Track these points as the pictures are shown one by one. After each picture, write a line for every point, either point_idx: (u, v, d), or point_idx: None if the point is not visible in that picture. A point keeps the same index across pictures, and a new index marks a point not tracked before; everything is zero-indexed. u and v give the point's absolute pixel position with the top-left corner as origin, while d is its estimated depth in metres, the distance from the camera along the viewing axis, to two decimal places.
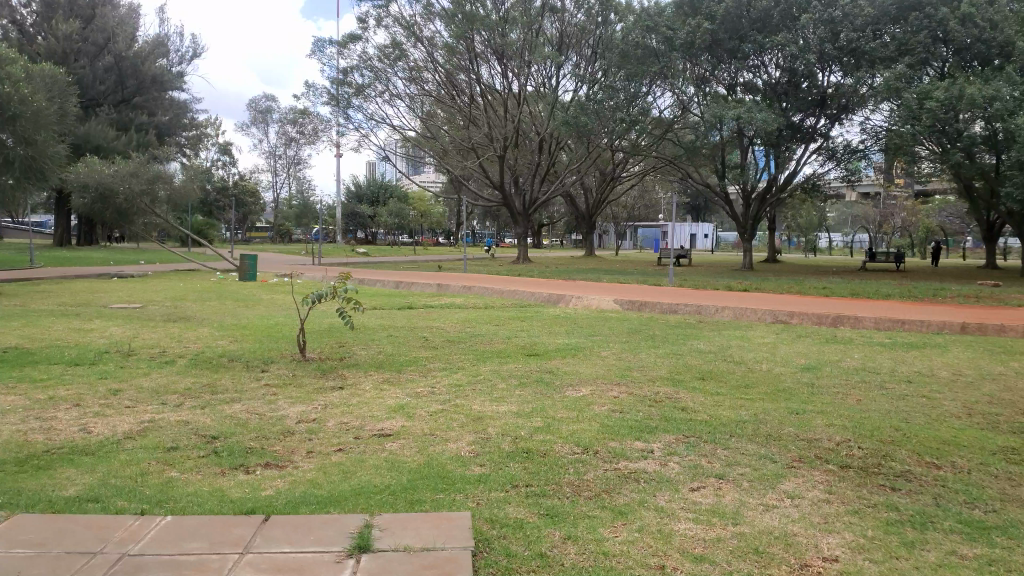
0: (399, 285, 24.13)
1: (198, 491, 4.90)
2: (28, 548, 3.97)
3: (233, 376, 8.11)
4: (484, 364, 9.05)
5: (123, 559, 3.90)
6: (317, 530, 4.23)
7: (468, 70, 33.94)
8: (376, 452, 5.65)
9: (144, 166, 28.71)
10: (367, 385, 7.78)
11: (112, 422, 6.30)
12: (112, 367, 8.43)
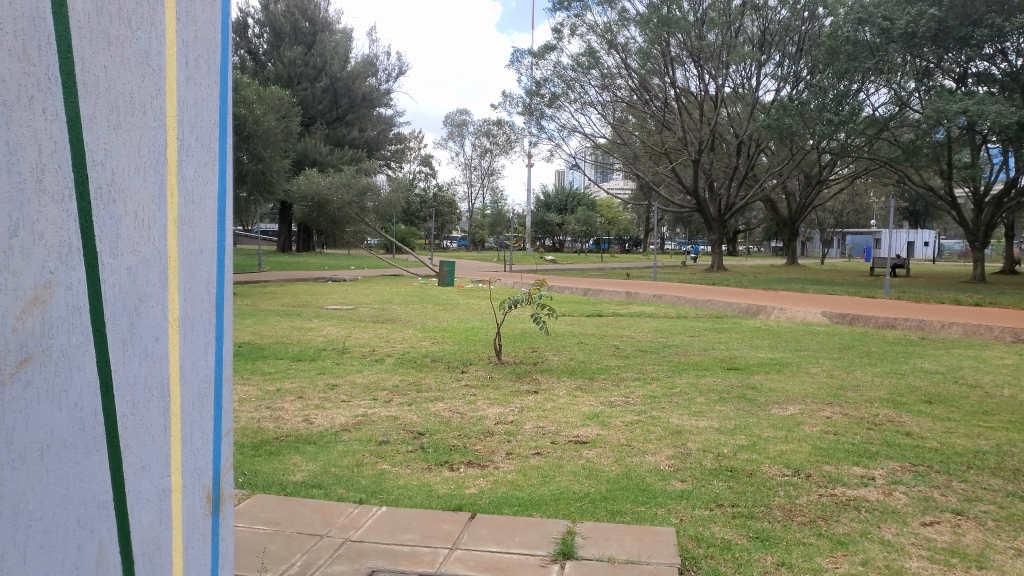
0: (588, 293, 24.26)
1: (408, 484, 5.16)
2: (266, 525, 4.39)
3: (436, 375, 8.53)
4: (681, 375, 8.83)
5: (347, 544, 4.19)
6: (522, 533, 4.30)
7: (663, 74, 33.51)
8: (574, 458, 5.67)
9: (359, 178, 31.14)
10: (562, 391, 7.85)
11: (330, 414, 6.84)
12: (329, 363, 9.18)
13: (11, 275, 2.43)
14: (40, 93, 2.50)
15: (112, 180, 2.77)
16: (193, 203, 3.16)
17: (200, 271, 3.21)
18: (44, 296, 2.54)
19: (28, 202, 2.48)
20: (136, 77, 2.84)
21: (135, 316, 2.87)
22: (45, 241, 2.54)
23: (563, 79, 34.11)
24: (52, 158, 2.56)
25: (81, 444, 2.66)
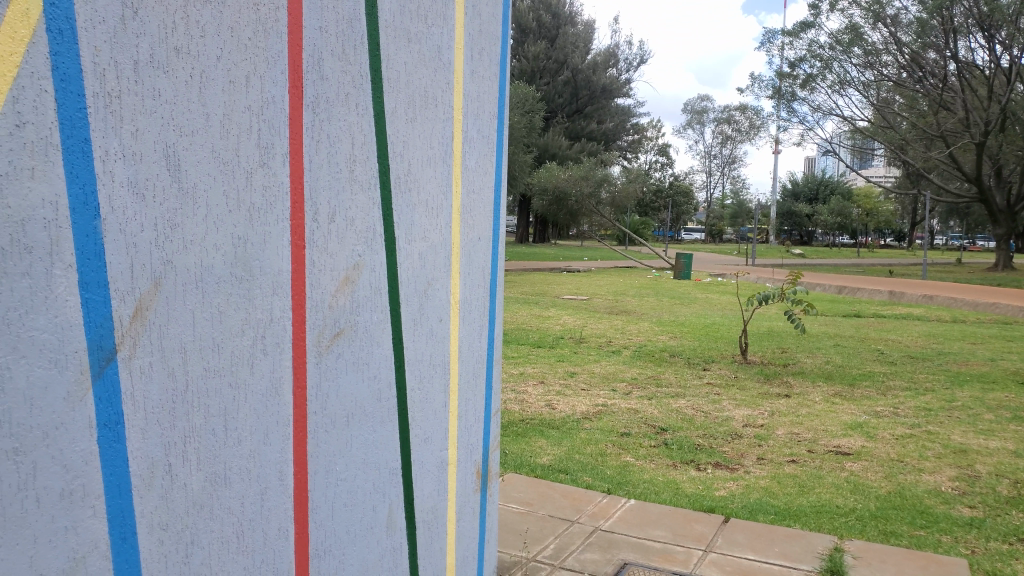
0: (842, 292, 22.42)
1: (654, 479, 5.07)
2: (519, 505, 4.55)
3: (677, 371, 8.35)
4: (960, 388, 7.84)
5: (597, 532, 4.20)
6: (783, 544, 4.02)
7: (940, 47, 29.74)
8: (835, 470, 5.23)
9: (596, 169, 31.29)
10: (817, 396, 7.30)
11: (571, 401, 6.95)
12: (568, 352, 9.36)
13: (329, 257, 2.67)
14: (355, 89, 2.68)
15: (408, 170, 2.97)
16: (473, 192, 3.38)
17: (478, 258, 3.46)
18: (354, 276, 2.77)
19: (343, 189, 2.70)
20: (429, 72, 3.01)
21: (423, 297, 3.11)
22: (355, 227, 2.76)
23: (819, 59, 31.66)
24: (362, 149, 2.75)
25: (376, 413, 2.90)
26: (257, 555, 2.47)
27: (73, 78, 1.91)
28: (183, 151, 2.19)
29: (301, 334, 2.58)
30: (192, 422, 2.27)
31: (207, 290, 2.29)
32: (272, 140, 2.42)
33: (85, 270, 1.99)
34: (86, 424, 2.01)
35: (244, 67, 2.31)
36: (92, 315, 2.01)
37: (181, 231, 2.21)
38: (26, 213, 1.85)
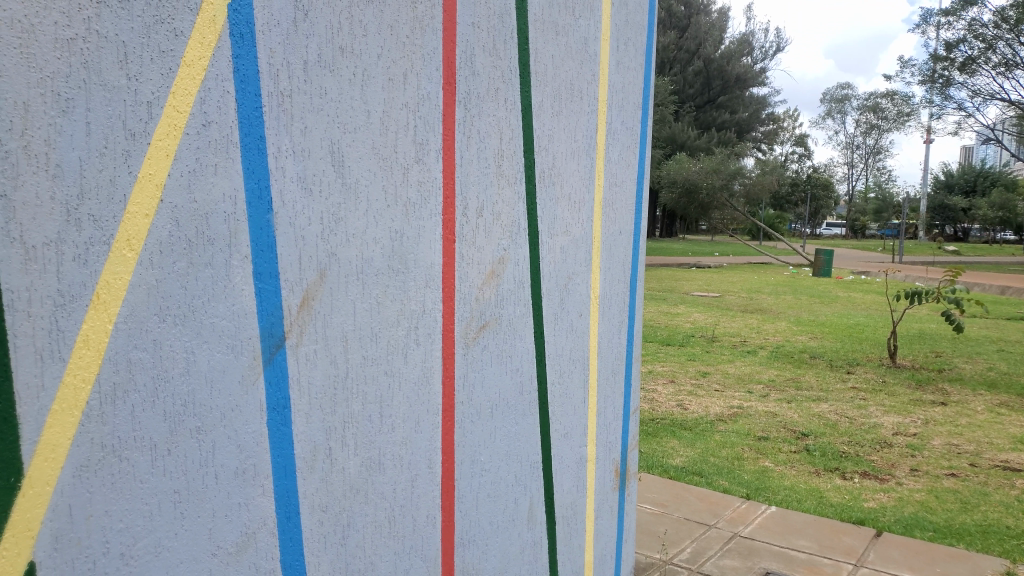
0: (1004, 293, 20.56)
1: (795, 486, 4.83)
2: (654, 506, 4.46)
3: (817, 373, 7.94)
4: None
5: (736, 538, 4.05)
6: (944, 564, 3.72)
7: None
8: (1002, 487, 4.80)
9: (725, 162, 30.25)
10: (980, 406, 6.73)
11: (704, 402, 6.75)
12: (699, 350, 9.11)
13: (477, 250, 2.70)
14: (504, 83, 2.69)
15: (553, 164, 2.96)
16: (616, 184, 3.33)
17: (620, 252, 3.41)
18: (499, 270, 2.79)
19: (492, 183, 2.72)
20: (576, 64, 2.98)
21: (566, 291, 3.10)
22: (501, 221, 2.77)
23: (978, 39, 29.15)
24: (509, 143, 2.76)
25: (519, 405, 2.91)
26: (407, 540, 2.54)
27: (251, 79, 2.03)
28: (346, 147, 2.27)
29: (449, 326, 2.63)
30: (350, 409, 2.36)
31: (365, 282, 2.38)
32: (427, 136, 2.47)
33: (259, 261, 2.11)
34: (257, 407, 2.13)
35: (402, 64, 2.37)
36: (264, 304, 2.13)
37: (344, 225, 2.30)
38: (209, 207, 1.99)
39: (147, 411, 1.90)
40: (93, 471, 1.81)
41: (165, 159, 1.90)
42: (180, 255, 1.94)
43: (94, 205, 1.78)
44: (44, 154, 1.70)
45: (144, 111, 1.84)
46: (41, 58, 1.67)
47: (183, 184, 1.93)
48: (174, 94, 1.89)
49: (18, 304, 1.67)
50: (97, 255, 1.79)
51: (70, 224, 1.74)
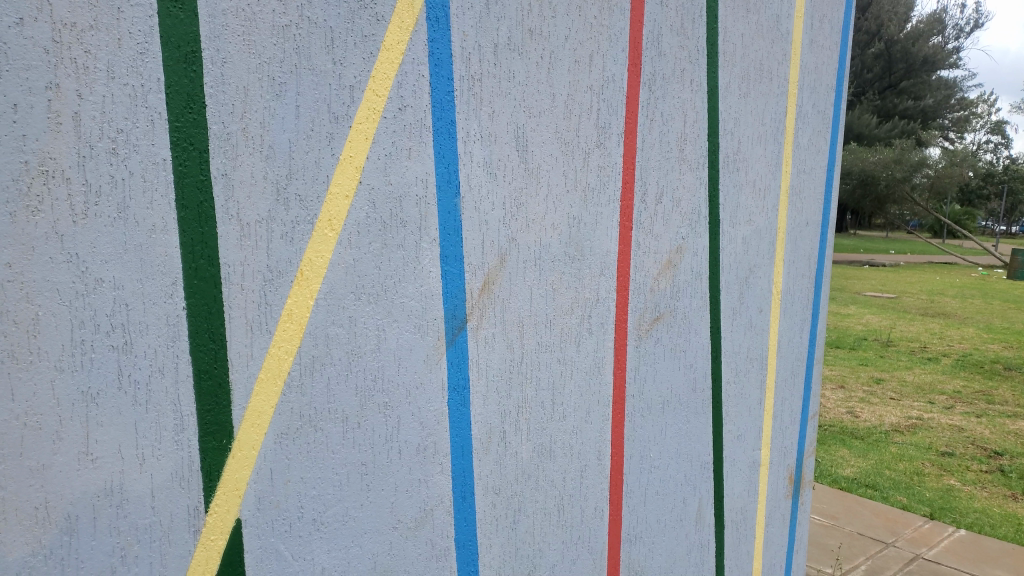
0: None
1: (988, 510, 4.36)
2: (823, 517, 4.19)
3: (1013, 387, 7.14)
4: None
5: (920, 560, 3.71)
6: None
7: None
8: None
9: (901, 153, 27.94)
10: None
11: (878, 411, 6.27)
12: (872, 355, 8.47)
13: (655, 239, 2.60)
14: (690, 64, 2.58)
15: (738, 149, 2.80)
16: (804, 172, 3.12)
17: (804, 245, 3.19)
18: (677, 259, 2.67)
19: (673, 168, 2.60)
20: (766, 43, 2.81)
21: (745, 285, 2.94)
22: (681, 208, 2.66)
23: None
24: (693, 127, 2.63)
25: (692, 403, 2.80)
26: (575, 530, 2.52)
27: (444, 62, 2.06)
28: (531, 132, 2.25)
29: (623, 316, 2.55)
30: (525, 394, 2.36)
31: (544, 268, 2.35)
32: (610, 120, 2.41)
33: (445, 244, 2.15)
34: (439, 386, 2.19)
35: (589, 46, 2.32)
36: (448, 286, 2.17)
37: (525, 209, 2.28)
38: (402, 189, 2.05)
39: (340, 384, 2.01)
40: (292, 439, 1.95)
41: (364, 142, 1.96)
42: (374, 237, 2.02)
43: (301, 186, 1.89)
44: (259, 136, 1.81)
45: (347, 94, 1.92)
46: (260, 44, 1.78)
47: (380, 166, 2.00)
48: (374, 78, 1.95)
49: (233, 278, 1.83)
50: (302, 233, 1.91)
51: (279, 204, 1.86)
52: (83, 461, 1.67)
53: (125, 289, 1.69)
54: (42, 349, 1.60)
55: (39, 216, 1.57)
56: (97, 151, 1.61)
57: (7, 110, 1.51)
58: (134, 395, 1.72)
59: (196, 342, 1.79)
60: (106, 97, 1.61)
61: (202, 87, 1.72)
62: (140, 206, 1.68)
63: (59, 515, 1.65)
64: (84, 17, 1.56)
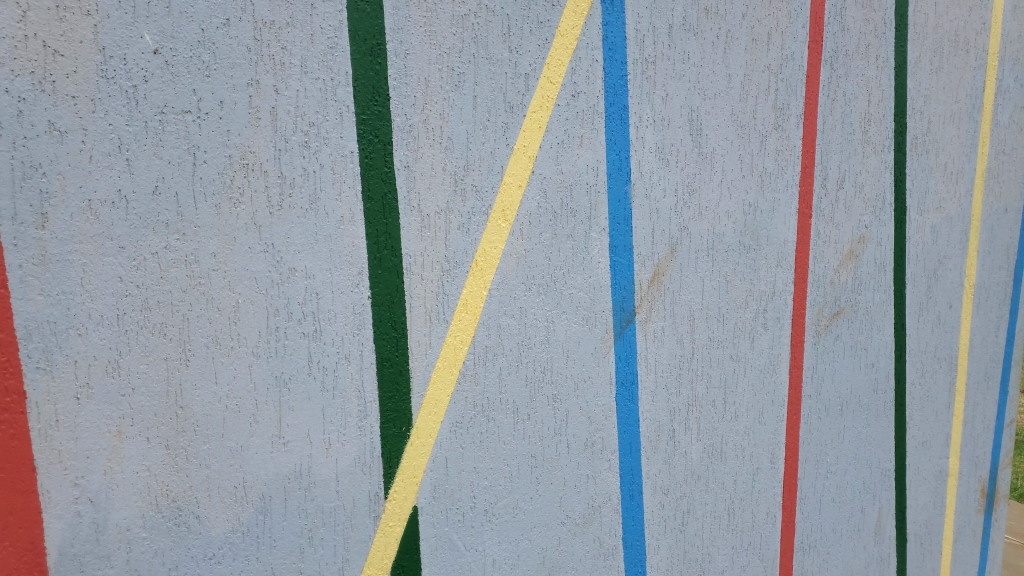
0: None
1: None
2: None
3: None
4: None
5: None
6: None
7: None
8: None
9: None
10: None
11: None
12: None
13: (836, 228, 2.42)
14: (877, 39, 2.38)
15: (928, 129, 2.57)
16: (1003, 153, 2.81)
17: (1002, 233, 2.89)
18: (859, 250, 2.48)
19: (856, 152, 2.42)
20: (963, 12, 2.55)
21: (934, 278, 2.69)
22: (864, 194, 2.46)
23: None
24: (878, 107, 2.43)
25: (872, 406, 2.59)
26: (746, 536, 2.39)
27: (619, 46, 2.00)
28: (705, 115, 2.15)
29: (799, 312, 2.40)
30: (696, 391, 2.26)
31: (717, 259, 2.24)
32: (788, 100, 2.26)
33: (616, 234, 2.08)
34: (607, 381, 2.13)
35: (767, 23, 2.19)
36: (618, 277, 2.10)
37: (698, 197, 2.18)
38: (575, 178, 2.01)
39: (511, 375, 2.00)
40: (466, 428, 1.96)
41: (537, 130, 1.94)
42: (545, 227, 1.99)
43: (477, 177, 1.90)
44: (439, 127, 1.84)
45: (523, 82, 1.91)
46: (440, 35, 1.80)
47: (552, 155, 1.97)
48: (549, 65, 1.93)
49: (414, 268, 1.86)
50: (478, 224, 1.92)
51: (457, 194, 1.88)
52: (276, 444, 1.74)
53: (315, 279, 1.74)
54: (242, 335, 1.68)
55: (240, 208, 1.64)
56: (292, 145, 1.68)
57: (214, 107, 1.60)
58: (322, 381, 1.77)
59: (379, 330, 1.83)
60: (300, 92, 1.67)
61: (387, 80, 1.76)
62: (329, 197, 1.74)
63: (255, 495, 1.72)
64: (281, 15, 1.63)
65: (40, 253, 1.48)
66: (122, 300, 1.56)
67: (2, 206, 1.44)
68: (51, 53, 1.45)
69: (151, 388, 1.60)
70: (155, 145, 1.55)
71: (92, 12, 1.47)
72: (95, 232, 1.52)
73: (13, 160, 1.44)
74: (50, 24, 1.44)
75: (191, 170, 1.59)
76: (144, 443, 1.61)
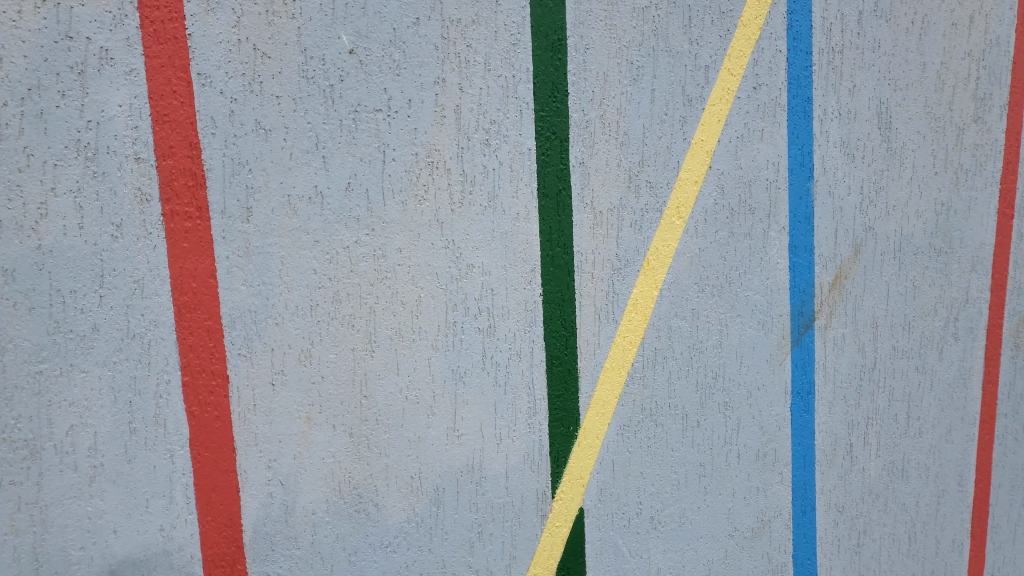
0: None
1: None
2: None
3: None
4: None
5: None
6: None
7: None
8: None
9: None
10: None
11: None
12: None
13: None
14: None
15: None
16: None
17: None
18: None
19: None
20: None
21: None
22: None
23: None
24: None
25: None
26: (928, 563, 2.21)
27: (804, 35, 1.90)
28: (896, 107, 2.00)
29: (996, 321, 2.19)
30: (877, 403, 2.11)
31: (905, 262, 2.07)
32: (990, 90, 2.07)
33: (795, 234, 1.97)
34: (782, 389, 2.02)
35: (969, 6, 2.01)
36: (796, 280, 1.99)
37: (886, 195, 2.03)
38: (754, 173, 1.92)
39: (681, 380, 1.93)
40: (633, 431, 1.91)
41: (716, 125, 1.87)
42: (722, 225, 1.91)
43: (652, 173, 1.84)
44: (616, 122, 1.80)
45: (702, 75, 1.85)
46: (621, 29, 1.77)
47: (731, 150, 1.89)
48: (730, 57, 1.86)
49: (585, 266, 1.82)
50: (650, 222, 1.85)
51: (631, 191, 1.83)
52: (451, 437, 1.76)
53: (491, 275, 1.75)
54: (422, 329, 1.71)
55: (424, 205, 1.67)
56: (474, 142, 1.69)
57: (402, 105, 1.64)
58: (495, 376, 1.78)
59: (550, 328, 1.81)
60: (483, 89, 1.69)
61: (566, 75, 1.74)
62: (507, 194, 1.74)
63: (429, 486, 1.75)
64: (468, 13, 1.65)
65: (245, 246, 1.56)
66: (316, 291, 1.62)
67: (214, 201, 1.54)
68: (260, 55, 1.53)
69: (339, 376, 1.66)
70: (349, 143, 1.61)
71: (296, 15, 1.54)
72: (294, 226, 1.59)
73: (225, 157, 1.53)
74: (260, 28, 1.52)
75: (380, 168, 1.64)
76: (330, 430, 1.66)
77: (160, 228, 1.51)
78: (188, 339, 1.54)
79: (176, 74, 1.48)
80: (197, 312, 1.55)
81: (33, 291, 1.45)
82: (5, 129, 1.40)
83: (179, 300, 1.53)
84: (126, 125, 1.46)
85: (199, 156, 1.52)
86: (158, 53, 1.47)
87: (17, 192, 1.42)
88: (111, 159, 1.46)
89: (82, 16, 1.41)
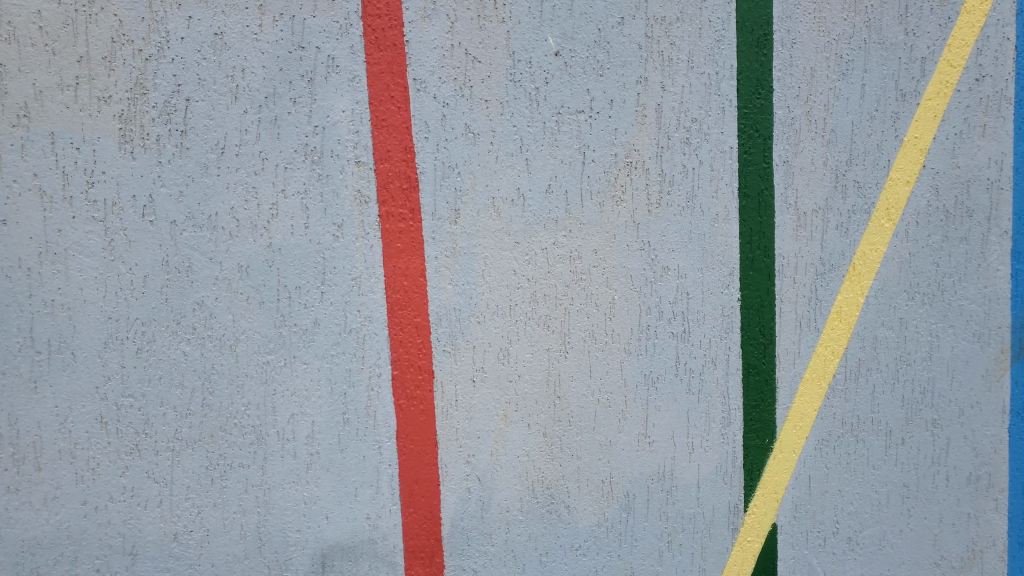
0: None
1: None
2: None
3: None
4: None
5: None
6: None
7: None
8: None
9: None
10: None
11: None
12: None
13: None
14: None
15: None
16: None
17: None
18: None
19: None
20: None
21: None
22: None
23: None
24: None
25: None
26: None
27: None
28: None
29: None
30: None
31: None
32: None
33: (1019, 238, 1.80)
34: (999, 409, 1.85)
35: None
36: (1019, 289, 1.82)
37: None
38: (974, 173, 1.77)
39: (886, 394, 1.80)
40: (833, 446, 1.80)
41: (932, 120, 1.74)
42: (936, 228, 1.77)
43: (860, 172, 1.73)
44: (823, 119, 1.71)
45: (919, 67, 1.72)
46: (831, 21, 1.68)
47: (948, 147, 1.75)
48: (950, 46, 1.73)
49: (786, 270, 1.74)
50: (857, 224, 1.75)
51: (837, 191, 1.73)
52: (642, 443, 1.73)
53: (687, 278, 1.70)
54: (617, 331, 1.69)
55: (622, 206, 1.66)
56: (674, 141, 1.66)
57: (604, 106, 1.63)
58: (688, 383, 1.73)
59: (747, 334, 1.74)
60: (685, 87, 1.65)
61: (771, 71, 1.68)
62: (706, 195, 1.69)
63: (620, 492, 1.73)
64: (672, 11, 1.62)
65: (452, 246, 1.60)
66: (515, 292, 1.64)
67: (425, 202, 1.58)
68: (471, 60, 1.57)
69: (535, 376, 1.66)
70: (551, 144, 1.62)
71: (506, 19, 1.57)
72: (496, 227, 1.61)
73: (436, 160, 1.58)
74: (471, 33, 1.56)
75: (580, 169, 1.63)
76: (525, 429, 1.67)
77: (377, 228, 1.57)
78: (398, 335, 1.60)
79: (394, 80, 1.55)
80: (407, 309, 1.60)
81: (263, 286, 1.55)
82: (245, 134, 1.52)
83: (391, 297, 1.59)
84: (349, 129, 1.54)
85: (413, 159, 1.57)
86: (378, 60, 1.54)
87: (253, 194, 1.53)
88: (334, 162, 1.54)
89: (314, 26, 1.52)
